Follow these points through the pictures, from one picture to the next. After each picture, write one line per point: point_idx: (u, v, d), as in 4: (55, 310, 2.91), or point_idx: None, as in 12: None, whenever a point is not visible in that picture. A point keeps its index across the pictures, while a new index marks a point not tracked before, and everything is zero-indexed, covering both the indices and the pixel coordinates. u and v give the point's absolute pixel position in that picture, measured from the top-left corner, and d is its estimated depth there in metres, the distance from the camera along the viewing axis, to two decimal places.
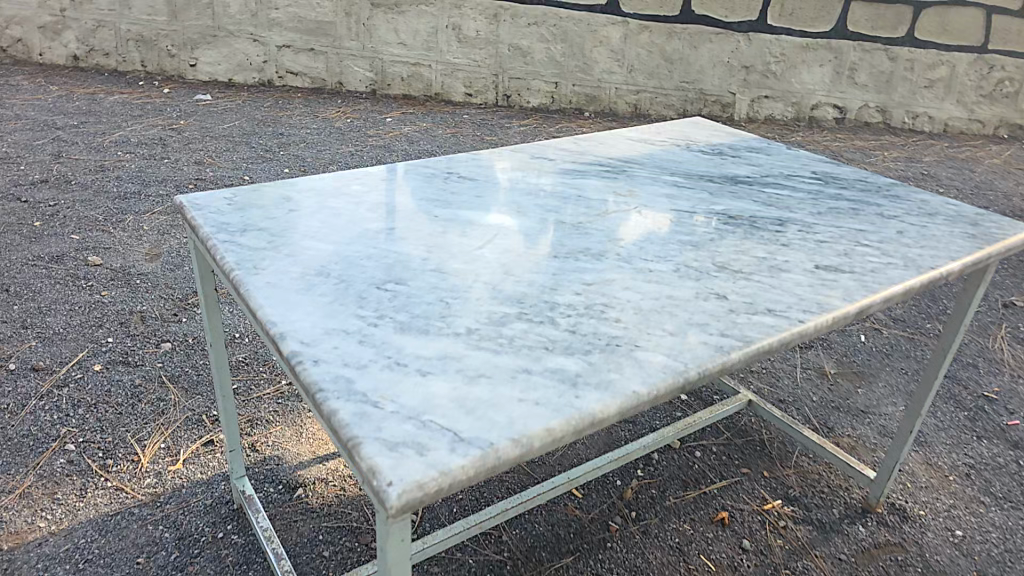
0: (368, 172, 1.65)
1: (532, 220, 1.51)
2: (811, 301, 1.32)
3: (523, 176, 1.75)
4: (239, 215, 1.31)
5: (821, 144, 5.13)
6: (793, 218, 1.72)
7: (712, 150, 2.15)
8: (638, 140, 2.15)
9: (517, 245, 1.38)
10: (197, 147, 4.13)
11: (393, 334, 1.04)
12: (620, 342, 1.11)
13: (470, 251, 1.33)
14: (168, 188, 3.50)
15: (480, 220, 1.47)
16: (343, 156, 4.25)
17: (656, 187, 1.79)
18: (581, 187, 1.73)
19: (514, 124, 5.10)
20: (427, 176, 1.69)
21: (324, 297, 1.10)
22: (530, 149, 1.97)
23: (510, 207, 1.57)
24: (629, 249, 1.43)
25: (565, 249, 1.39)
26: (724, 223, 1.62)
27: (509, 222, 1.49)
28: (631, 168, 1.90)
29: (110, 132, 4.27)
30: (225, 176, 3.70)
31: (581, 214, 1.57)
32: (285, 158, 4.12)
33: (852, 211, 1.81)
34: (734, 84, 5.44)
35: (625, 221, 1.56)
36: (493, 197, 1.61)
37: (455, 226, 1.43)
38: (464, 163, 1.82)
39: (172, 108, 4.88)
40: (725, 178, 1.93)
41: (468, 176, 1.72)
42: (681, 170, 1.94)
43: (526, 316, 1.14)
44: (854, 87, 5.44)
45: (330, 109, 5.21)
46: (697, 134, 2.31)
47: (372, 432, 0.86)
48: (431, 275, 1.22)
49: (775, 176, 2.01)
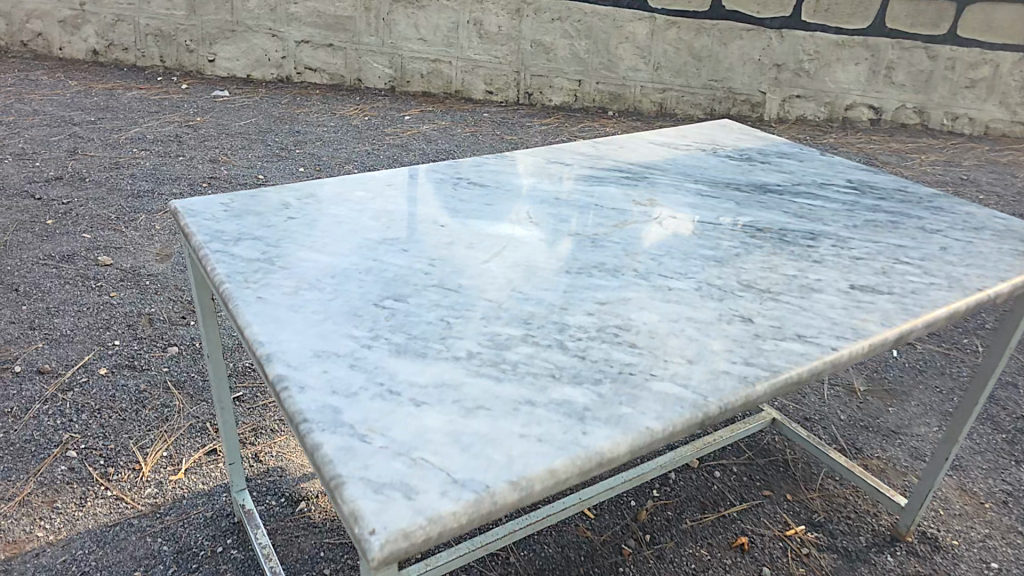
0: (374, 178, 1.59)
1: (545, 231, 1.43)
2: (844, 326, 1.22)
3: (537, 183, 1.67)
4: (235, 223, 1.26)
5: (853, 147, 4.94)
6: (826, 231, 1.61)
7: (739, 155, 2.04)
8: (660, 144, 2.05)
9: (526, 259, 1.30)
10: (213, 145, 4.15)
11: (386, 358, 0.96)
12: (634, 370, 1.02)
13: (475, 266, 1.26)
14: (182, 187, 3.49)
15: (488, 231, 1.40)
16: (360, 155, 4.22)
17: (678, 196, 1.69)
18: (598, 195, 1.64)
19: (535, 123, 5.01)
20: (436, 182, 1.62)
21: (316, 315, 1.03)
22: (546, 152, 1.89)
23: (521, 217, 1.48)
24: (646, 265, 1.33)
25: (577, 264, 1.31)
26: (750, 237, 1.52)
27: (519, 233, 1.41)
28: (652, 175, 1.80)
29: (127, 129, 4.28)
30: (240, 176, 3.72)
31: (596, 225, 1.49)
32: (300, 157, 4.14)
33: (889, 225, 1.70)
34: (764, 83, 5.28)
35: (644, 233, 1.47)
36: (503, 206, 1.53)
37: (462, 238, 1.36)
38: (476, 168, 1.75)
39: (191, 105, 4.91)
40: (752, 186, 1.82)
41: (479, 183, 1.65)
42: (705, 178, 1.84)
43: (533, 339, 1.06)
44: (890, 87, 5.24)
45: (348, 106, 5.18)
46: (723, 137, 2.20)
47: (357, 470, 0.77)
48: (432, 293, 1.14)
49: (807, 184, 1.90)
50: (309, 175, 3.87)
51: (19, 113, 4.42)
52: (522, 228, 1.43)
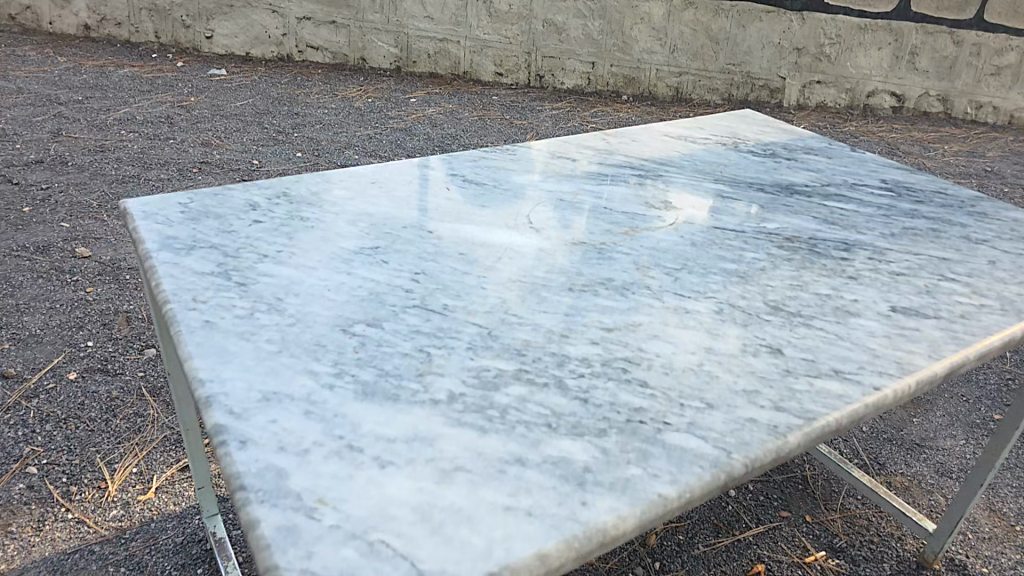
0: (358, 174, 1.44)
1: (546, 240, 1.27)
2: (886, 358, 1.05)
3: (540, 180, 1.51)
4: (191, 226, 1.12)
5: (874, 135, 4.71)
6: (861, 240, 1.41)
7: (763, 151, 1.84)
8: (676, 137, 1.87)
9: (522, 275, 1.14)
10: (206, 127, 4.07)
11: (349, 402, 0.81)
12: (644, 418, 0.86)
13: (463, 283, 1.10)
14: (171, 173, 3.43)
15: (483, 238, 1.25)
16: (361, 138, 4.06)
17: (696, 198, 1.51)
18: (606, 196, 1.47)
19: (545, 107, 4.82)
20: (426, 180, 1.46)
21: (270, 345, 0.88)
22: (552, 145, 1.72)
23: (519, 222, 1.32)
24: (659, 282, 1.17)
25: (580, 281, 1.15)
26: (779, 246, 1.34)
27: (516, 243, 1.25)
28: (667, 172, 1.63)
29: (116, 109, 4.16)
30: (233, 159, 3.69)
31: (604, 232, 1.32)
32: (298, 141, 3.99)
33: (930, 232, 1.50)
34: (784, 67, 5.04)
35: (657, 243, 1.30)
36: (501, 208, 1.37)
37: (451, 248, 1.20)
38: (473, 162, 1.58)
39: (185, 83, 4.78)
40: (778, 186, 1.62)
41: (476, 181, 1.49)
42: (727, 176, 1.65)
43: (526, 376, 0.90)
44: (913, 73, 4.99)
45: (350, 87, 5.00)
46: (745, 129, 2.00)
47: (298, 560, 0.61)
48: (411, 318, 0.99)
49: (839, 183, 1.69)
50: (307, 160, 3.74)
51: (3, 91, 4.29)
52: (520, 236, 1.27)
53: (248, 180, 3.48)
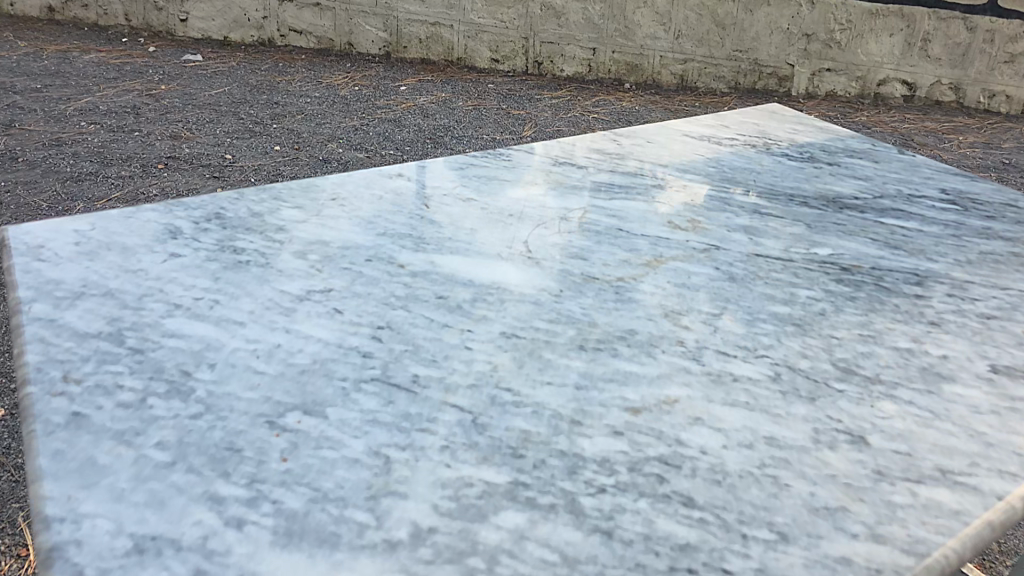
0: (318, 190, 1.20)
1: (548, 277, 1.00)
2: (1005, 448, 0.74)
3: (540, 193, 1.24)
4: (83, 267, 0.94)
5: (887, 126, 4.40)
6: (932, 269, 1.08)
7: (798, 153, 1.49)
8: (697, 138, 1.56)
9: (515, 327, 0.89)
10: (175, 118, 3.82)
11: (261, 552, 0.58)
12: (693, 563, 0.59)
13: (440, 343, 0.85)
14: (133, 168, 3.24)
15: (469, 276, 0.99)
16: (346, 131, 3.75)
17: (726, 218, 1.20)
18: (624, 213, 1.20)
19: (545, 96, 4.52)
20: (399, 196, 1.21)
21: (160, 458, 0.67)
22: (553, 149, 1.45)
23: (514, 252, 1.06)
24: (696, 334, 0.90)
25: (593, 335, 0.89)
26: (836, 281, 1.03)
27: (512, 282, 0.99)
28: (690, 178, 1.35)
29: (79, 98, 4.00)
30: (204, 153, 3.42)
31: (624, 264, 1.05)
32: (278, 132, 3.70)
33: (1013, 257, 1.13)
34: (792, 55, 4.73)
35: (687, 278, 1.02)
36: (489, 233, 1.11)
37: (425, 291, 0.96)
38: (458, 172, 1.31)
39: (157, 70, 4.54)
40: (823, 199, 1.28)
41: (462, 196, 1.22)
42: (761, 188, 1.32)
43: (519, 494, 0.65)
44: (925, 60, 4.64)
45: (336, 73, 4.70)
46: (774, 127, 1.65)
47: None
48: (366, 400, 0.75)
49: (894, 194, 1.32)
50: (285, 154, 3.44)
51: None
52: (514, 273, 1.01)
53: (220, 175, 3.20)
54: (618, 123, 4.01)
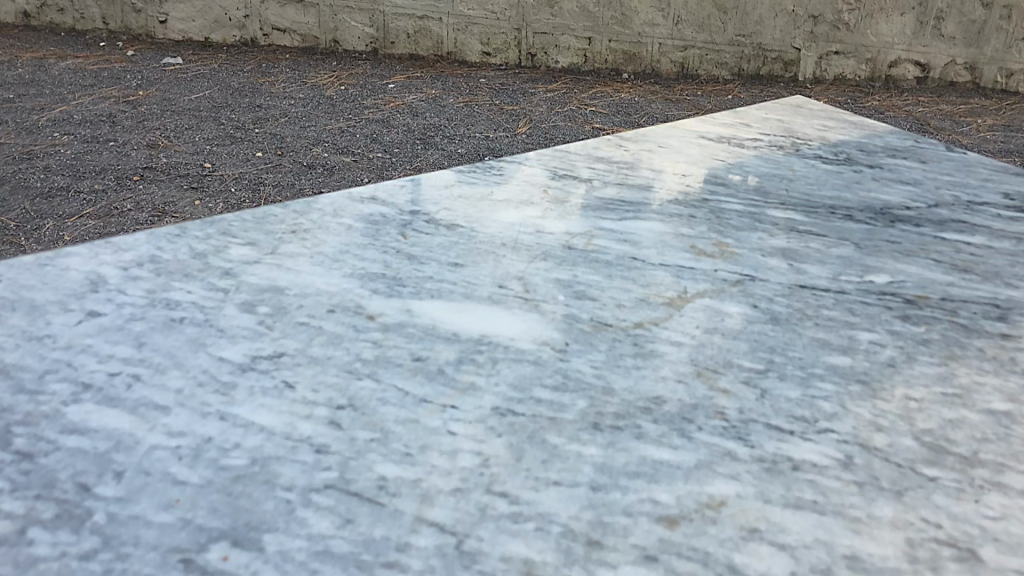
0: (276, 223, 1.02)
1: (550, 326, 0.82)
2: None
3: (536, 215, 1.05)
4: None
5: (900, 110, 4.14)
6: (1014, 297, 0.90)
7: (832, 154, 1.30)
8: (715, 139, 1.37)
9: (511, 400, 0.71)
10: (153, 125, 3.63)
11: None
12: None
13: (415, 428, 0.67)
14: (108, 181, 3.06)
15: (452, 329, 0.81)
16: (331, 133, 3.55)
17: (758, 238, 1.01)
18: (638, 237, 1.01)
19: (539, 89, 4.31)
20: (370, 227, 1.02)
21: None
22: (551, 159, 1.26)
23: (508, 294, 0.88)
24: (739, 401, 0.71)
25: (610, 407, 0.70)
26: (901, 319, 0.85)
27: (505, 335, 0.80)
28: (711, 190, 1.16)
29: (52, 107, 3.82)
30: (182, 163, 3.23)
31: (642, 304, 0.86)
32: (260, 137, 3.51)
33: None
34: (798, 38, 4.48)
35: (719, 321, 0.83)
36: (478, 269, 0.92)
37: (397, 351, 0.77)
38: (442, 192, 1.13)
39: (135, 75, 4.34)
40: (869, 211, 1.10)
41: (445, 222, 1.04)
42: (796, 199, 1.13)
43: None
44: (939, 40, 4.41)
45: (322, 73, 4.49)
46: (801, 123, 1.46)
47: None
48: (317, 521, 0.57)
49: (951, 201, 1.14)
50: (267, 160, 3.25)
51: None
52: (508, 322, 0.83)
53: (198, 186, 3.02)
54: (617, 116, 3.80)
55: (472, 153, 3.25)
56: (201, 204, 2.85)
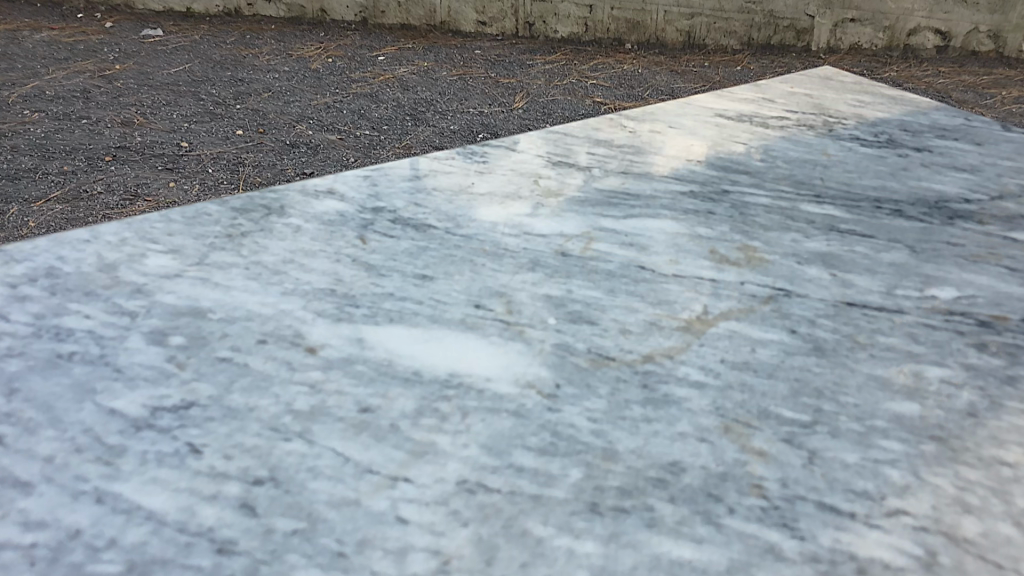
0: (208, 224, 0.85)
1: (535, 361, 0.65)
2: None
3: (523, 212, 0.88)
4: None
5: (920, 82, 3.90)
6: None
7: (871, 135, 1.12)
8: (734, 118, 1.18)
9: (481, 469, 0.54)
10: (128, 101, 3.43)
11: None
12: None
13: (351, 515, 0.51)
14: (78, 161, 2.87)
15: (412, 365, 0.65)
16: (316, 109, 3.34)
17: (790, 240, 0.83)
18: (647, 240, 0.83)
19: (537, 61, 4.08)
20: (323, 227, 0.85)
21: None
22: (543, 142, 1.08)
23: (484, 317, 0.71)
24: (779, 469, 0.55)
25: (611, 479, 0.54)
26: (978, 348, 0.67)
27: (480, 373, 0.64)
28: (732, 179, 0.98)
29: (24, 82, 3.61)
30: (158, 141, 3.03)
31: (652, 330, 0.69)
32: (240, 113, 3.30)
33: None
34: (812, 4, 4.22)
35: (748, 352, 0.66)
36: (450, 284, 0.75)
37: (341, 400, 0.61)
38: (412, 183, 0.95)
39: (112, 48, 4.12)
40: (922, 204, 0.92)
41: (412, 220, 0.86)
42: (834, 190, 0.95)
43: None
44: (963, 5, 4.12)
45: (309, 44, 4.26)
46: (833, 98, 1.27)
47: None
48: None
49: (1018, 191, 0.96)
50: (247, 138, 3.05)
51: None
52: (483, 357, 0.65)
53: (173, 167, 2.82)
54: (619, 89, 3.57)
55: (465, 130, 3.04)
56: (176, 187, 2.67)
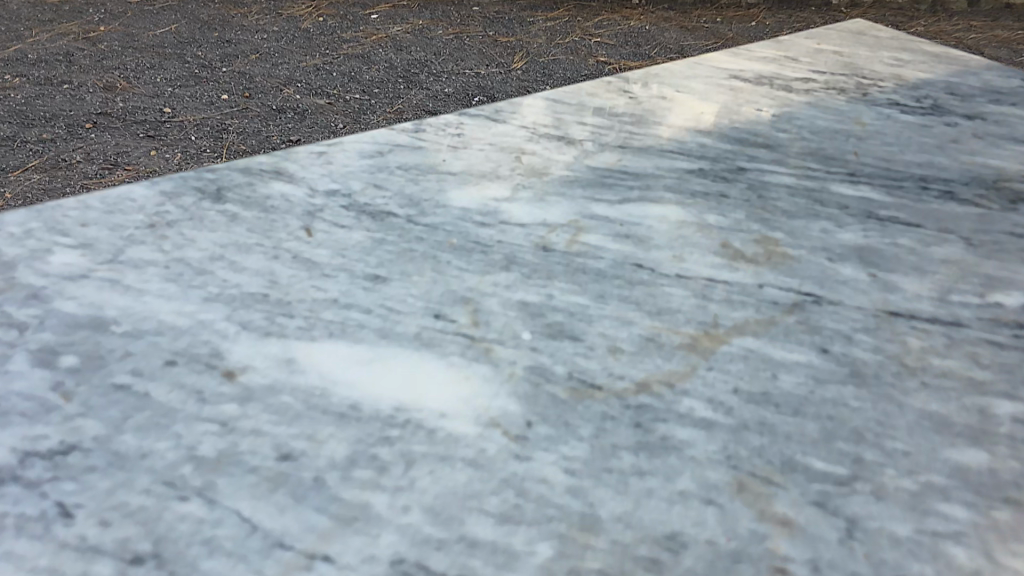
0: (129, 210, 0.72)
1: (502, 391, 0.52)
2: None
3: (500, 197, 0.74)
4: None
5: (950, 38, 3.64)
6: None
7: (913, 99, 0.96)
8: (752, 79, 1.02)
9: (424, 544, 0.42)
10: (111, 65, 3.26)
11: None
12: None
13: None
14: (57, 129, 2.73)
15: (350, 396, 0.52)
16: (305, 71, 3.16)
17: (819, 231, 0.69)
18: (646, 230, 0.70)
19: (539, 17, 3.86)
20: (263, 215, 0.71)
21: None
22: (530, 110, 0.93)
23: (444, 332, 0.58)
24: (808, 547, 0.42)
25: (592, 560, 0.42)
26: None
27: (433, 408, 0.51)
28: (750, 153, 0.83)
29: (5, 45, 3.44)
30: (140, 107, 2.88)
31: (650, 348, 0.56)
32: (227, 76, 3.13)
33: None
34: None
35: (769, 380, 0.53)
36: (407, 286, 0.62)
37: (256, 442, 0.48)
38: (374, 161, 0.81)
39: (97, 8, 3.93)
40: (977, 185, 0.77)
41: (370, 206, 0.73)
42: (870, 167, 0.80)
43: None
44: None
45: (300, 2, 4.05)
46: (866, 57, 1.11)
47: None
48: None
49: None
50: (233, 103, 2.89)
51: None
52: (439, 385, 0.53)
53: (155, 133, 2.67)
54: (625, 47, 3.37)
55: (461, 93, 2.87)
56: (157, 155, 2.52)
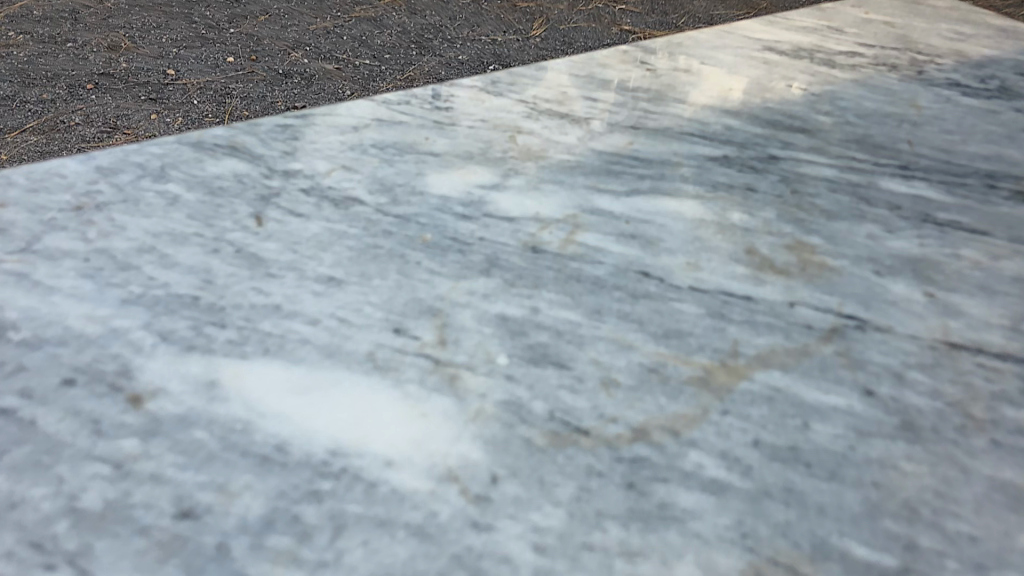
0: (56, 189, 0.62)
1: (465, 433, 0.42)
2: None
3: (487, 184, 0.63)
4: None
5: None
6: None
7: (978, 79, 0.83)
8: (790, 52, 0.89)
9: None
10: (116, 23, 3.14)
11: None
12: None
13: None
14: (58, 89, 2.63)
15: (277, 433, 0.42)
16: (314, 34, 3.02)
17: (866, 237, 0.58)
18: (657, 230, 0.58)
19: None
20: (210, 199, 0.61)
21: None
22: (532, 81, 0.82)
23: (401, 352, 0.47)
24: None
25: None
26: None
27: (378, 453, 0.41)
28: (785, 138, 0.71)
29: None
30: (143, 68, 2.77)
31: (652, 383, 0.45)
32: (233, 38, 3.00)
33: None
34: None
35: (799, 432, 0.43)
36: (365, 292, 0.52)
37: (154, 493, 0.39)
38: (345, 137, 0.70)
39: None
40: None
41: (334, 192, 0.62)
42: (927, 159, 0.68)
43: None
44: None
45: None
46: (923, 29, 0.96)
47: None
48: None
49: None
50: (237, 66, 2.77)
51: None
52: (388, 422, 0.43)
53: (157, 96, 2.57)
54: (651, 15, 3.18)
55: (475, 60, 2.73)
56: (158, 119, 2.43)
